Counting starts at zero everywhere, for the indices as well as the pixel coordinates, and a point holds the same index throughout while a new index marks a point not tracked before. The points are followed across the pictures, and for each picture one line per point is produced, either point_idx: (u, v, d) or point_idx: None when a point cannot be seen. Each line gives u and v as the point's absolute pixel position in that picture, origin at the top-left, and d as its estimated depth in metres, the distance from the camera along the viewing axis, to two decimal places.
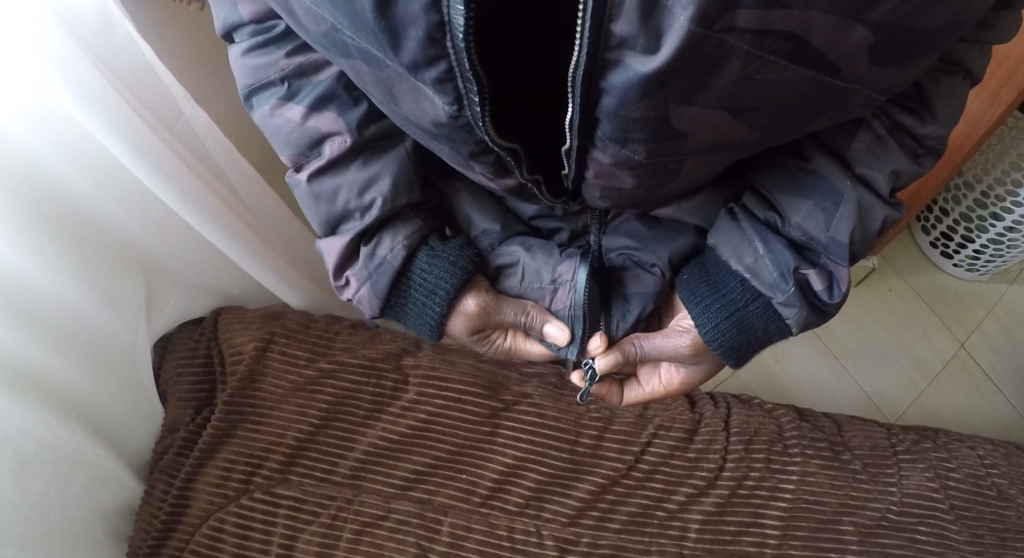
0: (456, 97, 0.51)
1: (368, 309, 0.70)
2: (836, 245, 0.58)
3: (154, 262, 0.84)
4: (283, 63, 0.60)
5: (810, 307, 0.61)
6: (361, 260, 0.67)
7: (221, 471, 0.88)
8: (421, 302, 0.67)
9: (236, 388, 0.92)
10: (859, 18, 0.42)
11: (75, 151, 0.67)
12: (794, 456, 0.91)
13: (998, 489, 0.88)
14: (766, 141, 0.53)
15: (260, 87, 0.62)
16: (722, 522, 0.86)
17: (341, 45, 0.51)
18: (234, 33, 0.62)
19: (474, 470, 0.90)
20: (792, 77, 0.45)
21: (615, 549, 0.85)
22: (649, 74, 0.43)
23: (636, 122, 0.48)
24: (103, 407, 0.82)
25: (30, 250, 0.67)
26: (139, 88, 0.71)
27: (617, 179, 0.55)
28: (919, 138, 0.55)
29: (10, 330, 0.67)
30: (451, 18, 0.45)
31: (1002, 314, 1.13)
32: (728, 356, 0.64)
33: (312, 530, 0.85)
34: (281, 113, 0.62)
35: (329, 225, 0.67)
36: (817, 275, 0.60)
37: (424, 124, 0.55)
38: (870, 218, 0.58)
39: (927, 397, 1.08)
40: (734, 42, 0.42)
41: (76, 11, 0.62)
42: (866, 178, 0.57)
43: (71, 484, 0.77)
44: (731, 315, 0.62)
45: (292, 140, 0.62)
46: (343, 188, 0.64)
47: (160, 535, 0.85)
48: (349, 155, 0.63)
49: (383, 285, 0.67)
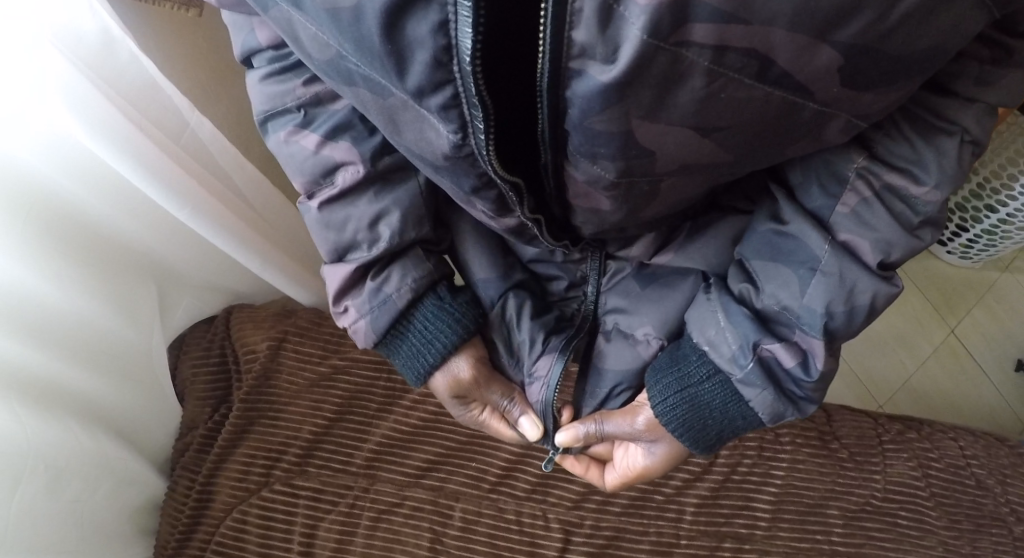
0: (461, 125, 0.49)
1: (360, 340, 0.67)
2: (811, 312, 0.56)
3: (164, 266, 0.85)
4: (301, 90, 0.58)
5: (775, 391, 0.59)
6: (365, 293, 0.64)
7: (241, 466, 0.93)
8: (412, 349, 0.66)
9: (252, 385, 0.95)
10: (825, 38, 0.40)
11: (75, 163, 0.65)
12: (785, 444, 0.95)
13: (977, 478, 0.93)
14: (739, 165, 0.52)
15: (277, 113, 0.60)
16: (717, 505, 0.92)
17: (345, 71, 0.49)
18: (252, 57, 0.59)
19: (483, 458, 0.94)
20: (760, 96, 0.44)
21: (616, 531, 0.90)
22: (609, 84, 0.42)
23: (603, 135, 0.47)
24: (119, 409, 0.84)
25: (43, 266, 0.67)
26: (147, 105, 0.69)
27: (594, 200, 0.55)
28: (911, 199, 0.52)
29: (32, 350, 0.68)
30: (459, 41, 0.43)
31: (993, 300, 1.16)
32: (682, 432, 0.64)
33: (331, 519, 0.90)
34: (297, 139, 0.59)
35: (337, 253, 0.64)
36: (787, 350, 0.58)
37: (427, 156, 0.53)
38: (852, 288, 0.55)
39: (916, 380, 1.13)
40: (692, 57, 0.40)
41: (76, 32, 0.60)
42: (851, 245, 0.55)
43: (100, 488, 0.82)
44: (687, 390, 0.62)
45: (307, 167, 0.60)
46: (347, 217, 0.62)
47: (188, 528, 0.90)
48: (362, 184, 0.60)
49: (383, 321, 0.65)
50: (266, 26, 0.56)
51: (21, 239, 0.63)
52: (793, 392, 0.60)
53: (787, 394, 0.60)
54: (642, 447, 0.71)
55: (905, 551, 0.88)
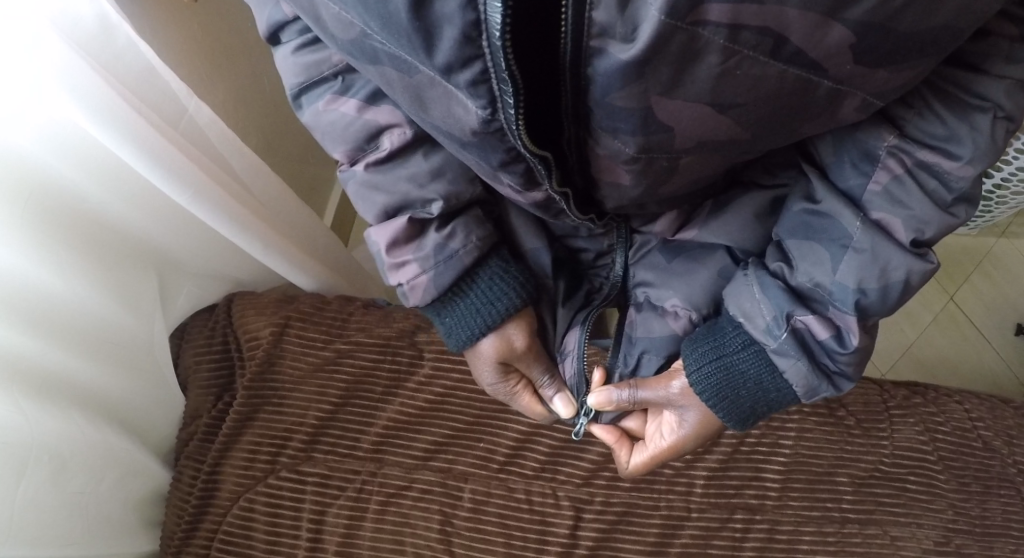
0: (490, 100, 0.47)
1: (416, 295, 0.64)
2: (843, 289, 0.56)
3: (165, 255, 0.84)
4: (336, 58, 0.57)
5: (809, 361, 0.59)
6: (427, 247, 0.62)
7: (246, 454, 0.92)
8: (471, 309, 0.66)
9: (256, 371, 0.94)
10: (836, 15, 0.39)
11: (67, 141, 0.63)
12: (792, 414, 0.95)
13: (984, 440, 0.95)
14: (754, 142, 0.51)
15: (312, 84, 0.59)
16: (726, 477, 0.91)
17: (371, 51, 0.48)
18: (281, 33, 0.58)
19: (491, 438, 0.93)
20: (773, 74, 0.43)
21: (627, 507, 0.90)
22: (629, 63, 0.42)
23: (622, 111, 0.47)
24: (124, 400, 0.83)
25: (47, 252, 0.66)
26: (142, 89, 0.67)
27: (615, 173, 0.54)
28: (946, 178, 0.51)
29: (39, 341, 0.68)
30: (488, 16, 0.41)
31: (991, 267, 1.18)
32: (717, 402, 0.63)
33: (339, 505, 0.90)
34: (335, 108, 0.59)
35: (387, 214, 0.62)
36: (819, 322, 0.58)
37: (455, 132, 0.52)
38: (886, 267, 0.54)
39: (917, 346, 1.14)
40: (708, 36, 0.40)
41: (74, 18, 0.60)
42: (884, 224, 0.54)
43: (105, 480, 0.81)
44: (722, 357, 0.62)
45: (349, 134, 0.59)
46: (397, 179, 0.61)
47: (192, 519, 0.89)
48: (409, 146, 0.60)
49: (447, 275, 0.63)
50: None
51: (26, 229, 0.63)
52: (830, 366, 0.60)
53: (822, 367, 0.60)
54: (677, 419, 0.69)
55: (915, 515, 0.90)
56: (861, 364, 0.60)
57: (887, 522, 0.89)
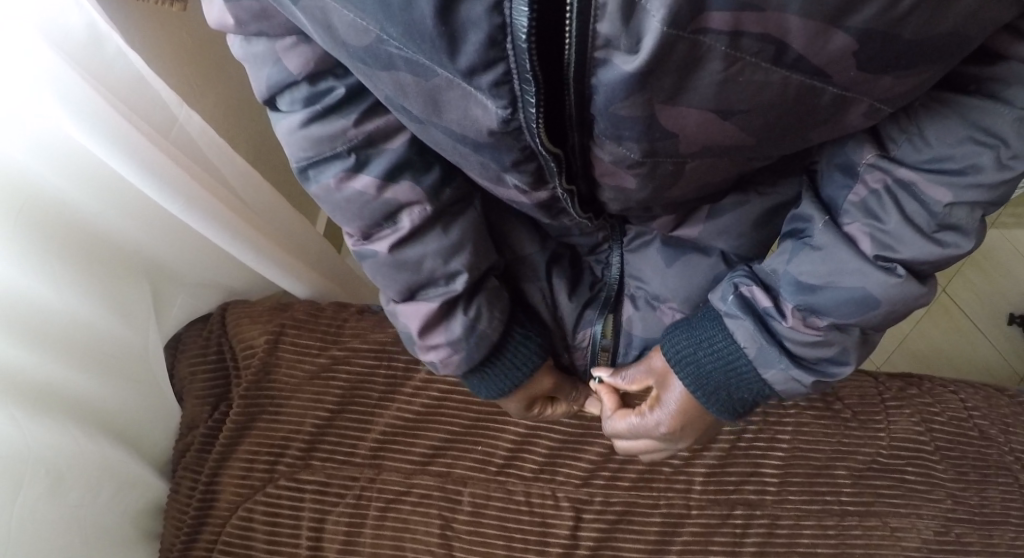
0: (511, 100, 0.43)
1: (447, 370, 0.67)
2: (788, 276, 0.56)
3: (156, 265, 0.84)
4: (351, 133, 0.51)
5: (757, 324, 0.58)
6: (457, 330, 0.64)
7: (244, 464, 0.92)
8: (501, 372, 0.69)
9: (251, 381, 0.94)
10: (838, 23, 0.37)
11: (58, 150, 0.63)
12: (789, 409, 0.95)
13: (980, 429, 0.95)
14: (761, 149, 0.49)
15: (321, 159, 0.53)
16: (724, 474, 0.91)
17: (385, 58, 0.43)
18: (280, 96, 0.50)
19: (488, 441, 0.93)
20: (776, 81, 0.41)
21: (627, 506, 0.90)
22: (634, 74, 0.40)
23: (627, 121, 0.44)
24: (117, 412, 0.83)
25: (40, 268, 0.66)
26: (135, 99, 0.68)
27: (620, 179, 0.52)
28: (928, 204, 0.48)
29: (34, 352, 0.68)
30: (514, 20, 0.38)
31: (981, 257, 1.19)
32: (681, 365, 0.64)
33: (339, 511, 0.89)
34: (349, 185, 0.54)
35: (409, 291, 0.62)
36: (762, 290, 0.58)
37: (470, 135, 0.47)
38: (840, 262, 0.52)
39: (911, 340, 1.15)
40: (709, 43, 0.38)
41: (65, 28, 0.60)
42: (852, 236, 0.52)
43: (102, 493, 0.80)
44: (687, 322, 0.65)
45: (366, 212, 0.56)
46: (420, 257, 0.59)
47: (192, 531, 0.89)
48: (428, 223, 0.58)
49: (477, 353, 0.66)
50: (294, 52, 0.47)
51: (21, 240, 0.63)
52: (782, 339, 0.57)
53: (777, 339, 0.58)
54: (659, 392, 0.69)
55: (914, 505, 0.90)
56: (821, 341, 0.56)
57: (887, 514, 0.90)
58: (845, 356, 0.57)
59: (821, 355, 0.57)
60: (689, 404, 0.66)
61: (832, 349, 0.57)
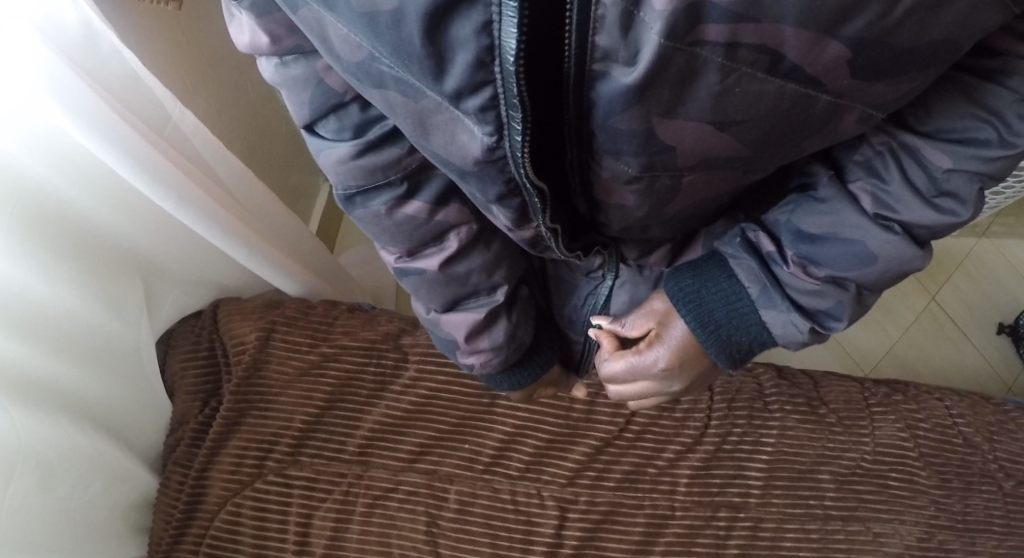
0: (497, 127, 0.40)
1: (481, 370, 0.68)
2: (792, 227, 0.53)
3: (149, 261, 0.85)
4: (406, 160, 0.49)
5: (761, 266, 0.55)
6: (500, 335, 0.65)
7: (234, 459, 0.93)
8: (530, 367, 0.71)
9: (242, 377, 0.95)
10: (832, 32, 0.36)
11: (50, 151, 0.64)
12: (774, 412, 0.96)
13: (964, 436, 0.96)
14: (756, 159, 0.46)
15: (370, 189, 0.51)
16: (709, 476, 0.92)
17: (374, 75, 0.40)
18: (324, 125, 0.47)
19: (476, 439, 0.94)
20: (770, 92, 0.39)
21: (611, 505, 0.91)
22: (634, 87, 0.38)
23: (625, 133, 0.42)
24: (108, 406, 0.84)
25: (35, 262, 0.68)
26: (129, 97, 0.69)
27: (618, 196, 0.49)
28: (931, 169, 0.46)
29: (27, 346, 0.69)
30: (503, 41, 0.35)
31: (971, 266, 1.20)
32: (684, 304, 0.58)
33: (326, 507, 0.90)
34: (401, 212, 0.52)
35: (452, 302, 0.62)
36: (767, 237, 0.56)
37: (455, 163, 0.44)
38: (839, 220, 0.51)
39: (900, 347, 1.16)
40: (705, 56, 0.37)
41: (60, 24, 0.61)
42: (855, 194, 0.50)
43: (92, 485, 0.82)
44: (693, 262, 0.59)
45: (417, 233, 0.54)
46: (465, 274, 0.59)
47: (180, 525, 0.90)
48: (471, 242, 0.57)
49: (512, 353, 0.67)
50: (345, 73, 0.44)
51: (16, 234, 0.64)
52: (784, 284, 0.55)
53: (779, 282, 0.55)
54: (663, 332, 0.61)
55: (897, 511, 0.90)
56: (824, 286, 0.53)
57: (870, 519, 0.90)
58: (841, 310, 0.54)
59: (820, 305, 0.54)
60: (692, 345, 0.59)
61: (831, 299, 0.53)
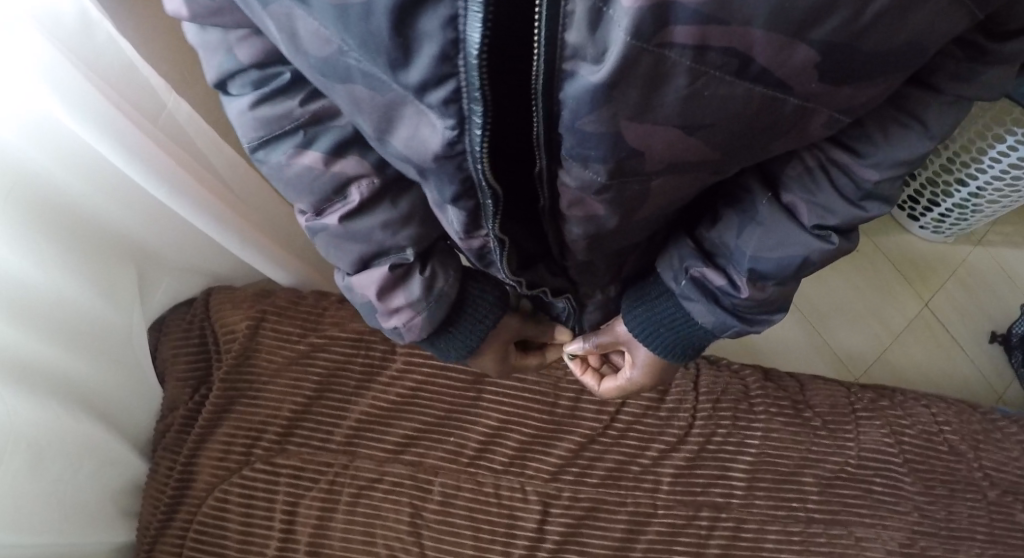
0: (458, 121, 0.38)
1: (411, 336, 0.60)
2: (741, 253, 0.51)
3: (143, 249, 0.86)
4: (299, 112, 0.46)
5: (713, 300, 0.55)
6: (416, 291, 0.57)
7: (222, 446, 0.94)
8: (465, 331, 0.62)
9: (231, 365, 0.97)
10: (801, 35, 0.33)
11: (53, 138, 0.66)
12: (759, 414, 0.96)
13: (950, 444, 0.96)
14: (721, 163, 0.43)
15: (271, 140, 0.48)
16: (692, 475, 0.92)
17: (342, 70, 0.38)
18: (231, 83, 0.46)
19: (461, 432, 0.95)
20: (739, 93, 0.36)
21: (593, 502, 0.91)
22: (600, 86, 0.35)
23: (592, 138, 0.38)
24: (98, 392, 0.85)
25: (28, 248, 0.69)
26: (126, 88, 0.70)
27: (590, 208, 0.45)
28: (860, 181, 0.43)
29: (21, 330, 0.70)
30: (468, 36, 0.34)
31: (966, 274, 1.20)
32: (650, 340, 0.61)
33: (311, 496, 0.91)
34: (298, 163, 0.49)
35: (362, 261, 0.55)
36: (714, 271, 0.53)
37: (414, 159, 0.43)
38: (780, 241, 0.48)
39: (891, 352, 1.16)
40: (673, 58, 0.33)
41: (56, 16, 0.60)
42: (791, 207, 0.47)
43: (82, 469, 0.83)
44: (643, 299, 0.61)
45: (316, 187, 0.50)
46: (372, 227, 0.53)
47: (168, 510, 0.92)
48: (376, 197, 0.51)
49: (437, 313, 0.59)
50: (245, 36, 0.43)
51: (11, 221, 0.66)
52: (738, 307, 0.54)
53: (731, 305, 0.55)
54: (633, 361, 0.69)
55: (880, 517, 0.90)
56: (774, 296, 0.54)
57: (853, 523, 0.90)
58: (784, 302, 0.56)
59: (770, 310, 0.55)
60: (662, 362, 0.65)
61: (778, 301, 0.55)
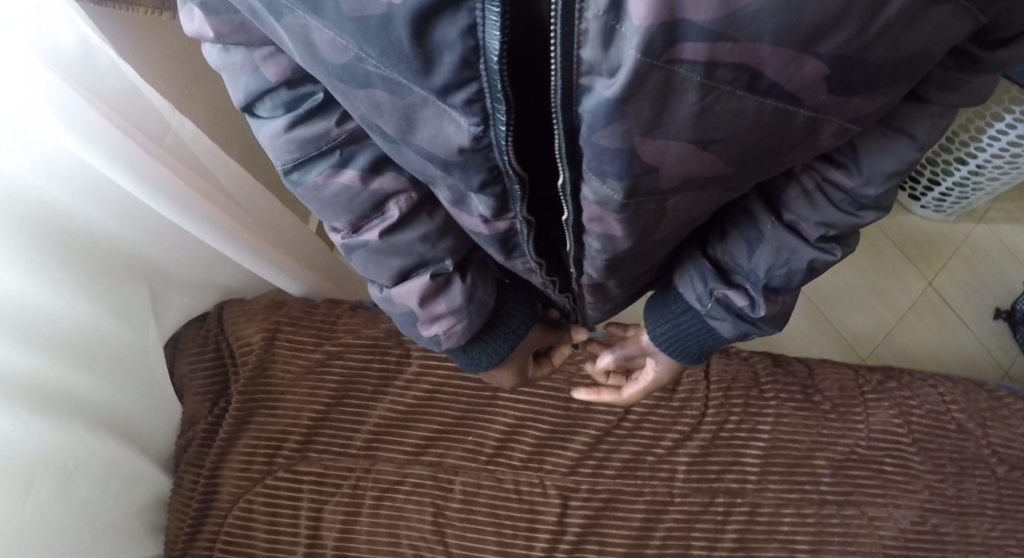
0: (483, 118, 0.38)
1: (448, 344, 0.61)
2: (754, 274, 0.52)
3: (153, 267, 0.86)
4: (334, 132, 0.46)
5: (737, 319, 0.56)
6: (456, 299, 0.58)
7: (244, 457, 0.95)
8: (500, 336, 0.64)
9: (249, 377, 0.97)
10: (809, 48, 0.32)
11: (55, 163, 0.65)
12: (770, 400, 0.97)
13: (957, 421, 0.98)
14: (738, 179, 0.42)
15: (305, 161, 0.48)
16: (707, 463, 0.94)
17: (361, 75, 0.37)
18: (261, 104, 0.46)
19: (479, 432, 0.96)
20: (752, 107, 0.35)
21: (612, 493, 0.93)
22: (613, 102, 0.34)
23: (607, 153, 0.38)
24: (119, 411, 0.86)
25: (42, 277, 0.69)
26: (128, 109, 0.69)
27: (608, 224, 0.44)
28: (855, 196, 0.44)
29: (41, 359, 0.71)
30: (487, 42, 0.34)
31: (968, 252, 1.21)
32: (679, 354, 0.63)
33: (335, 501, 0.93)
34: (336, 181, 0.49)
35: (401, 273, 0.56)
36: (737, 293, 0.54)
37: (440, 155, 0.41)
38: (790, 257, 0.50)
39: (896, 332, 1.18)
40: (683, 74, 0.33)
41: (56, 46, 0.60)
42: (793, 224, 0.48)
43: (108, 487, 0.84)
44: (670, 319, 0.61)
45: (353, 203, 0.50)
46: (410, 241, 0.53)
47: (195, 523, 0.93)
48: (413, 211, 0.52)
49: (475, 320, 0.60)
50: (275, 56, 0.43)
51: (26, 253, 0.66)
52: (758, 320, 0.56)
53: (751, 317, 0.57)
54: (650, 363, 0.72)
55: (892, 496, 0.93)
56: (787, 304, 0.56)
57: (865, 503, 0.93)
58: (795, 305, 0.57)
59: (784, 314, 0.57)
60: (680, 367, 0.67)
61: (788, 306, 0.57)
